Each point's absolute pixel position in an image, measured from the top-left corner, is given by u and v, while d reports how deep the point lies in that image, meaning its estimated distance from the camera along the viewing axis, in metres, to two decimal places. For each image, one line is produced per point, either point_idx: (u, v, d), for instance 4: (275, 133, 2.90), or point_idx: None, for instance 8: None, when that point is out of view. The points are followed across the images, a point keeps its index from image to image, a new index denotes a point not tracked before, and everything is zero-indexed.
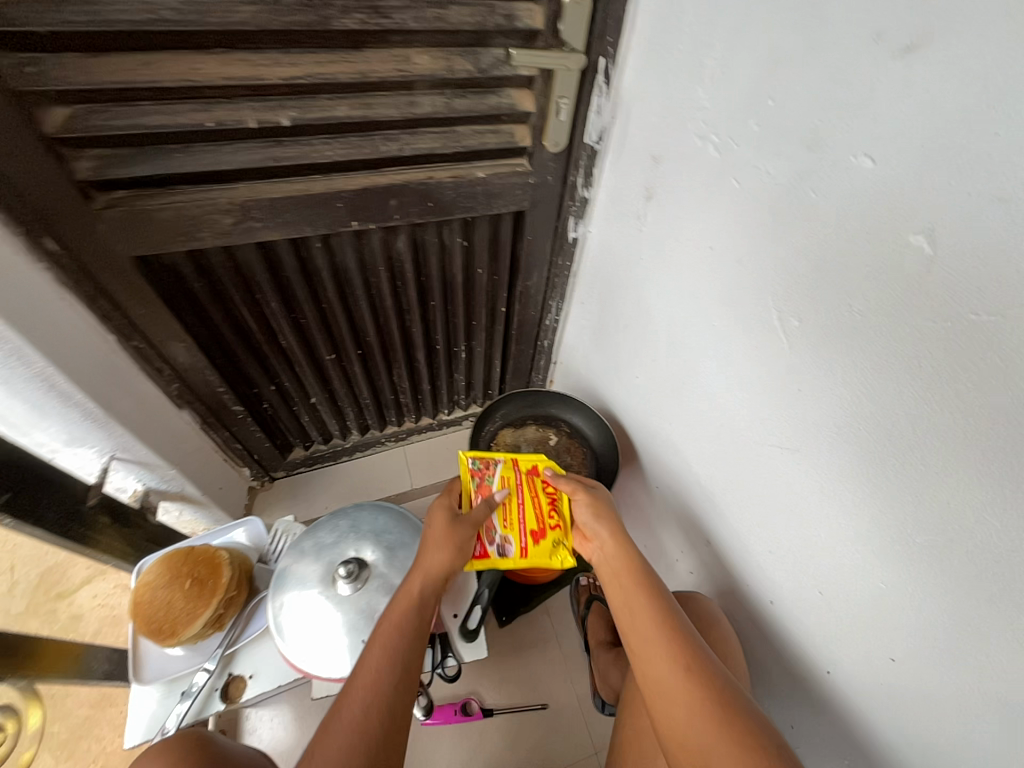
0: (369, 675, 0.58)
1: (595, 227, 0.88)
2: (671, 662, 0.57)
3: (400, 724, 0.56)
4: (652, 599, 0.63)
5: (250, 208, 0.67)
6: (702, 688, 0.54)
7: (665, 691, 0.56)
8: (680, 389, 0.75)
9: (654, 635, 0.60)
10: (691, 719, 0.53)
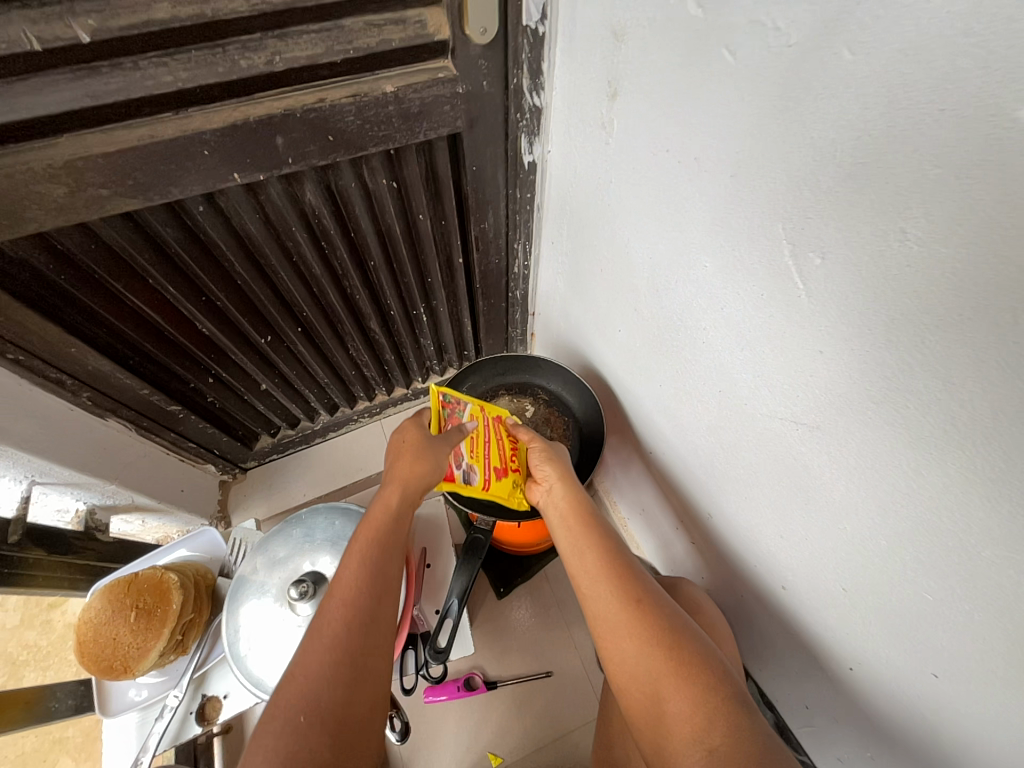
0: (349, 587, 0.53)
1: (555, 146, 0.70)
2: (616, 590, 0.54)
3: (383, 638, 0.52)
4: (596, 535, 0.60)
5: (83, 171, 0.50)
6: (645, 618, 0.51)
7: (607, 621, 0.53)
8: (667, 344, 0.62)
9: (600, 566, 0.57)
10: (633, 650, 0.50)
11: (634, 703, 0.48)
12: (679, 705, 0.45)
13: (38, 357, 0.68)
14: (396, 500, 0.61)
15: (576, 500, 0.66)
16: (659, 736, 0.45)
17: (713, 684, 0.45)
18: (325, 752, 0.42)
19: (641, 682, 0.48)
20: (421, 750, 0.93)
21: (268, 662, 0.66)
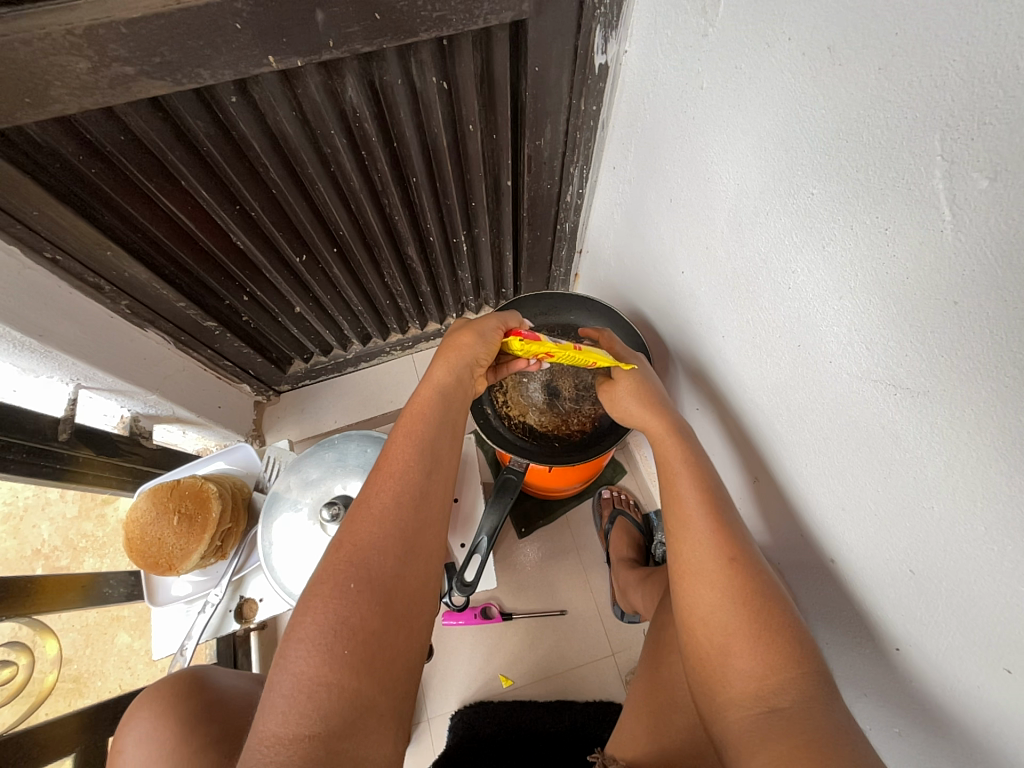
0: (395, 473, 0.52)
1: (635, 44, 0.59)
2: (709, 541, 0.50)
3: (430, 516, 0.52)
4: (692, 472, 0.55)
5: (105, 42, 0.44)
6: (735, 574, 0.48)
7: (693, 566, 0.50)
8: (742, 289, 0.54)
9: (692, 505, 0.53)
10: (715, 599, 0.48)
11: (698, 644, 0.48)
12: (747, 666, 0.44)
13: (77, 257, 0.66)
14: (444, 394, 0.59)
15: (661, 408, 0.61)
16: (714, 684, 0.46)
17: (795, 658, 0.44)
18: (371, 614, 0.45)
19: (713, 630, 0.47)
20: (436, 664, 0.99)
21: (301, 576, 0.69)
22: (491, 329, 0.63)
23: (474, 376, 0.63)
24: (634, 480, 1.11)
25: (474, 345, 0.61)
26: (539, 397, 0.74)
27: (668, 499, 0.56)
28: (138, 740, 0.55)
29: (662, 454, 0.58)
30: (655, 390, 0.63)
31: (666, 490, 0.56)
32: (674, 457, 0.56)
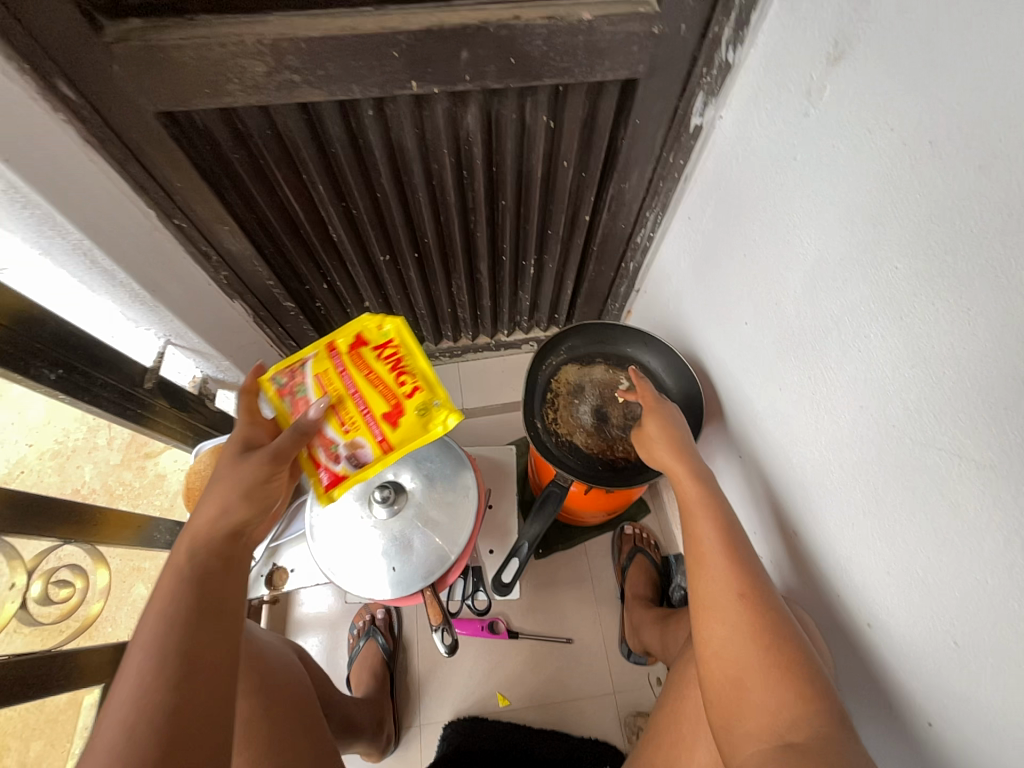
0: (132, 692, 0.36)
1: (732, 112, 0.64)
2: (723, 576, 0.52)
3: (196, 728, 0.37)
4: (710, 512, 0.56)
5: (284, 53, 0.52)
6: (752, 611, 0.49)
7: (709, 601, 0.51)
8: (807, 347, 0.57)
9: (712, 544, 0.54)
10: (729, 632, 0.49)
11: (713, 677, 0.49)
12: (763, 699, 0.45)
13: (198, 227, 0.74)
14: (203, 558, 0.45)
15: (681, 449, 0.62)
16: (730, 716, 0.46)
17: (810, 695, 0.44)
18: None
19: (727, 663, 0.48)
20: (436, 670, 0.99)
21: (337, 556, 0.69)
22: (256, 471, 0.51)
23: (246, 530, 0.49)
24: (657, 521, 1.11)
25: (232, 499, 0.49)
26: (587, 419, 0.77)
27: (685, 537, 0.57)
28: None
29: (681, 497, 0.59)
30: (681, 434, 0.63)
31: (686, 526, 0.58)
32: (693, 498, 0.58)
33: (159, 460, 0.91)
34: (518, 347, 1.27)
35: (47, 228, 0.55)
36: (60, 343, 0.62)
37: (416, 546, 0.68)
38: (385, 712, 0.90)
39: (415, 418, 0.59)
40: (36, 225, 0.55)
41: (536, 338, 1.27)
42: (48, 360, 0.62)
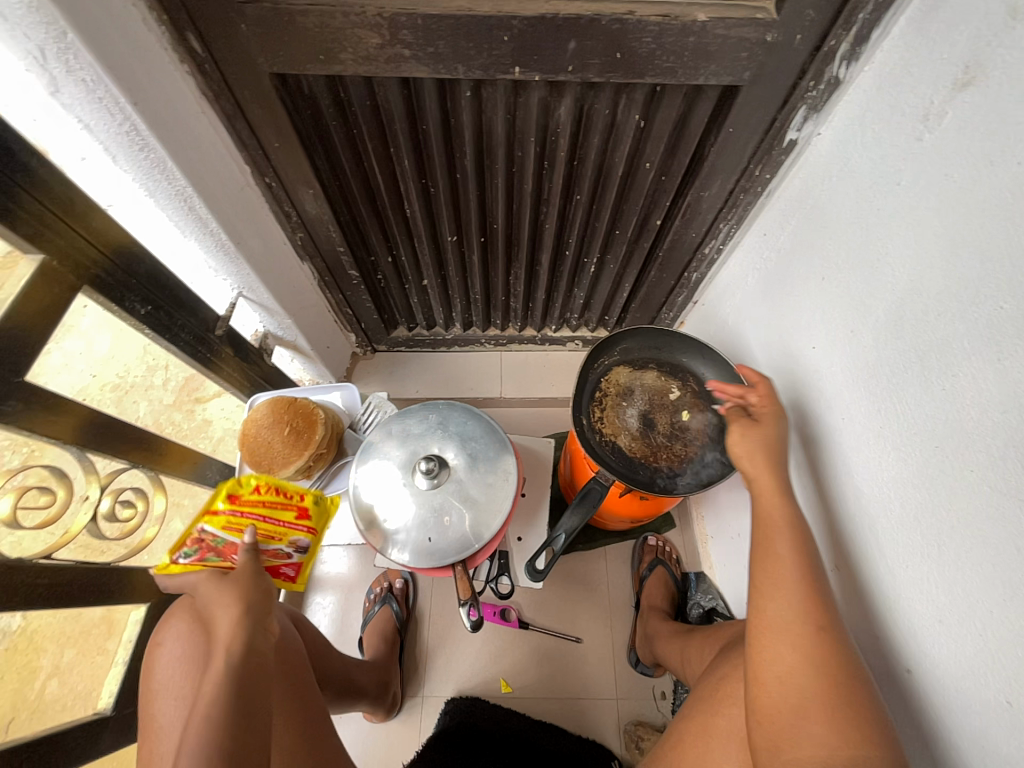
0: None
1: (833, 130, 0.62)
2: (800, 604, 0.50)
3: None
4: (794, 538, 0.54)
5: (400, 26, 0.54)
6: (821, 642, 0.48)
7: (775, 623, 0.50)
8: (881, 379, 0.55)
9: (789, 567, 0.52)
10: (794, 659, 0.48)
11: (767, 699, 0.48)
12: (822, 732, 0.45)
13: (284, 188, 0.77)
14: (211, 720, 0.43)
15: (777, 467, 0.60)
16: (782, 739, 0.46)
17: (873, 740, 0.44)
18: None
19: (789, 690, 0.47)
20: (444, 645, 1.01)
21: (373, 519, 0.71)
22: (257, 576, 0.54)
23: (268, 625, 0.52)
24: (681, 536, 1.10)
25: (252, 597, 0.52)
26: (633, 423, 0.77)
27: (760, 554, 0.55)
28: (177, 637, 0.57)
29: (765, 514, 0.57)
30: (777, 449, 0.61)
31: (762, 545, 0.56)
32: (775, 517, 0.56)
33: (208, 407, 0.93)
34: (563, 344, 1.27)
35: (156, 174, 0.58)
36: (151, 283, 0.66)
37: (454, 520, 0.70)
38: (391, 676, 0.92)
39: (319, 509, 0.71)
40: (147, 169, 0.57)
41: (582, 337, 1.27)
42: (140, 296, 0.65)
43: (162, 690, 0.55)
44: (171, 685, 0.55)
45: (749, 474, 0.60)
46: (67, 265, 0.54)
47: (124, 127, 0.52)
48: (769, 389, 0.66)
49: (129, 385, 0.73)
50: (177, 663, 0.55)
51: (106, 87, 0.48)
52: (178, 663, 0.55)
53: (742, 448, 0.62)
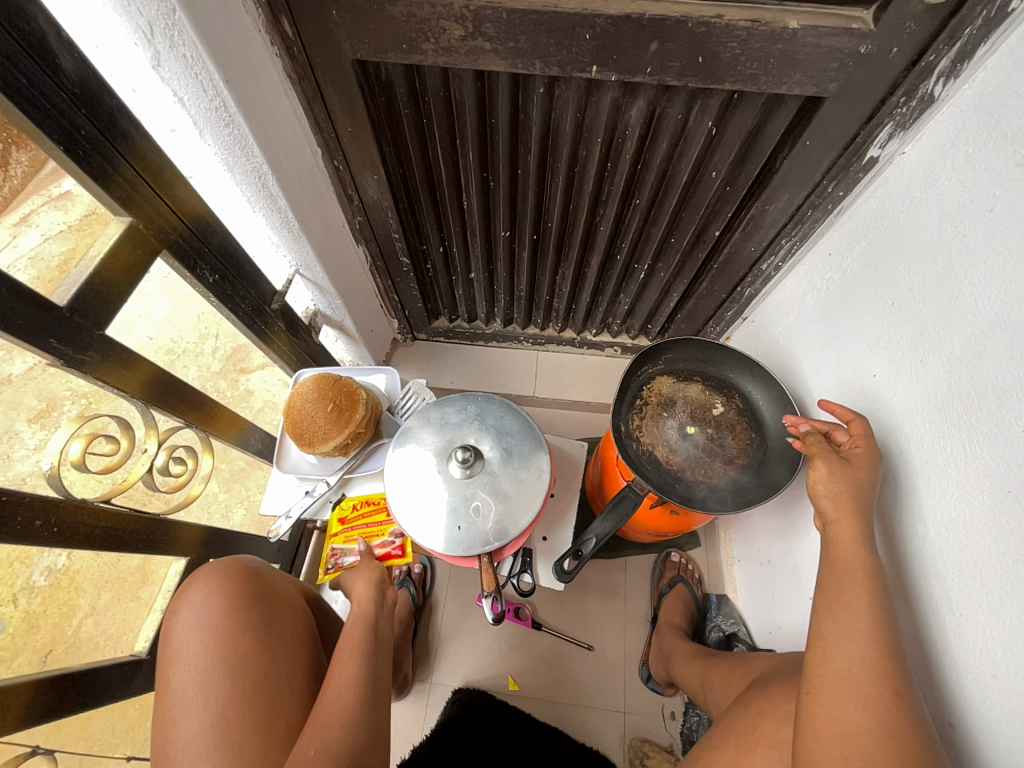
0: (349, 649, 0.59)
1: (919, 149, 0.59)
2: (875, 661, 0.46)
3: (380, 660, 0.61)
4: (871, 587, 0.49)
5: (484, 20, 0.54)
6: (894, 707, 0.44)
7: (842, 675, 0.46)
8: (949, 414, 0.52)
9: (863, 617, 0.48)
10: (866, 720, 0.44)
11: (827, 757, 0.44)
12: None
13: (350, 172, 0.80)
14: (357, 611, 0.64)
15: (861, 509, 0.54)
16: None
17: None
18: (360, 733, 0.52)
19: (855, 753, 0.43)
20: (456, 635, 1.02)
21: (405, 502, 0.72)
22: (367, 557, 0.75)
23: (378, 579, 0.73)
24: (705, 556, 1.07)
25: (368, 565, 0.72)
26: (673, 435, 0.75)
27: (827, 597, 0.51)
28: (201, 604, 0.56)
29: (840, 555, 0.52)
30: (867, 496, 0.54)
31: (830, 586, 0.51)
32: (854, 564, 0.51)
33: (251, 378, 0.94)
34: (601, 349, 1.26)
35: (237, 150, 0.61)
36: (220, 253, 0.69)
37: (483, 511, 0.70)
38: (402, 658, 0.93)
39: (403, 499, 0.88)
40: (230, 144, 0.60)
41: (621, 344, 1.26)
42: (210, 265, 0.68)
43: (177, 657, 0.53)
44: (188, 652, 0.53)
45: (828, 515, 0.54)
46: (150, 228, 0.57)
47: (214, 103, 0.55)
48: (864, 424, 0.57)
49: (182, 350, 0.73)
50: (196, 632, 0.54)
51: (203, 63, 0.51)
52: (198, 632, 0.54)
53: (825, 488, 0.55)
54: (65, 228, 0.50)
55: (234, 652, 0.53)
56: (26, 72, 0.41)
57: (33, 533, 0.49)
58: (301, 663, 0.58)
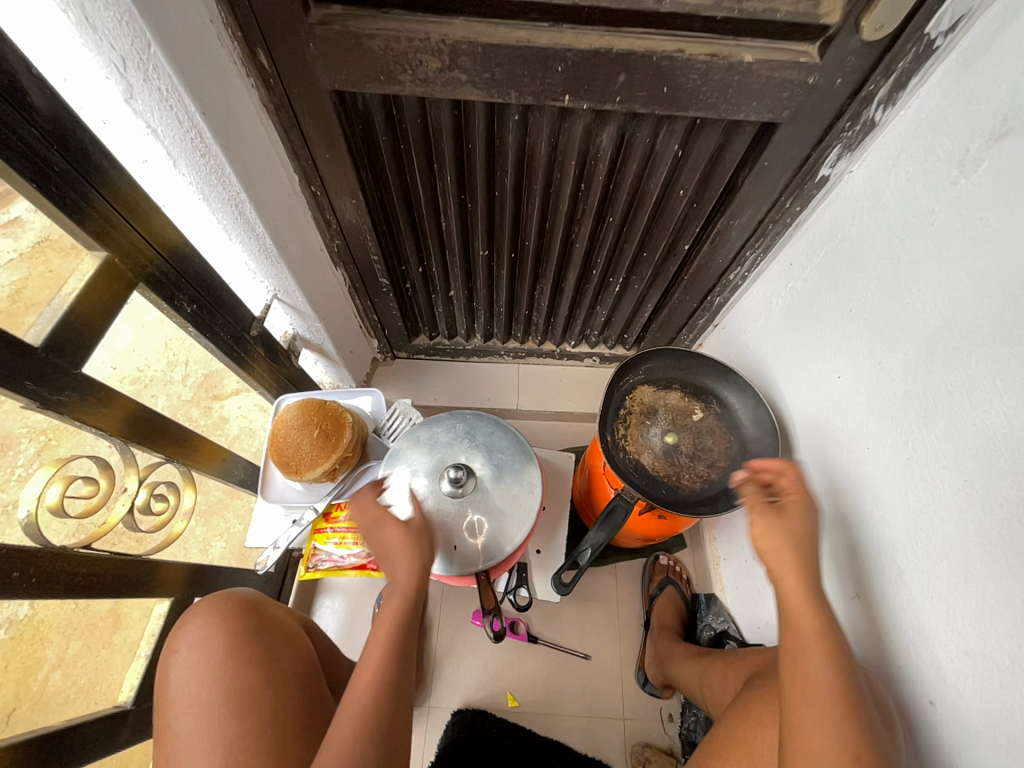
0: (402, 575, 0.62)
1: (865, 169, 0.64)
2: (838, 732, 0.47)
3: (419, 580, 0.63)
4: (829, 653, 0.51)
5: (460, 54, 0.57)
6: None
7: (811, 747, 0.47)
8: (907, 412, 0.57)
9: (824, 687, 0.49)
10: None
11: None
12: None
13: (326, 196, 0.80)
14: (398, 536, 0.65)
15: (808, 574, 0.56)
16: None
17: None
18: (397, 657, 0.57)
19: None
20: (452, 655, 1.01)
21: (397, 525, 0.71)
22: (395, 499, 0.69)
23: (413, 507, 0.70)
24: (691, 557, 1.10)
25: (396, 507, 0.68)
26: (657, 443, 0.78)
27: (789, 666, 0.53)
28: (199, 642, 0.54)
29: (795, 620, 0.54)
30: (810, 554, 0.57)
31: (792, 655, 0.53)
32: (808, 628, 0.53)
33: (225, 404, 0.92)
34: (580, 360, 1.29)
35: (213, 179, 0.60)
36: (197, 283, 0.67)
37: (478, 528, 0.70)
38: None
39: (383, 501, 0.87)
40: (205, 174, 0.59)
41: (600, 354, 1.29)
42: (188, 295, 0.67)
43: (176, 701, 0.51)
44: (188, 696, 0.51)
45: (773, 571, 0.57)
46: (127, 262, 0.56)
47: (189, 134, 0.54)
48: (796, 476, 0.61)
49: (149, 378, 0.71)
50: (195, 671, 0.52)
51: (179, 97, 0.51)
52: (197, 671, 0.52)
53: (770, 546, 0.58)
54: (16, 255, 0.48)
55: (236, 687, 0.51)
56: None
57: (12, 586, 0.47)
58: (300, 683, 0.55)
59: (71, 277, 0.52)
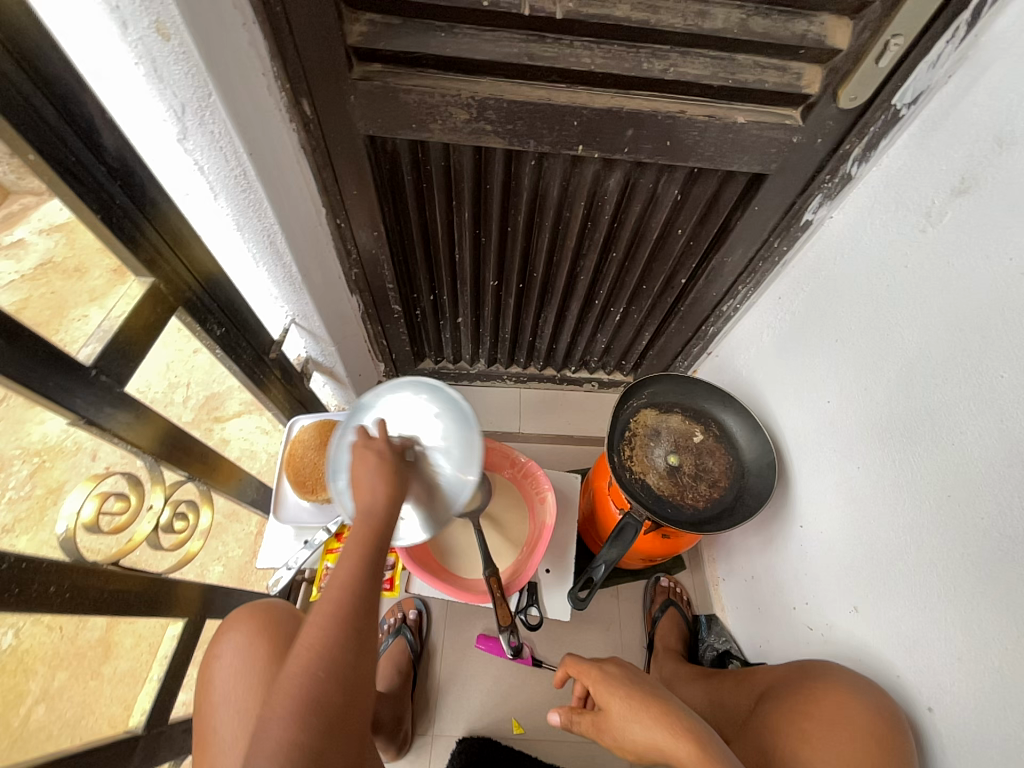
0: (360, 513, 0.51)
1: (844, 215, 0.72)
2: None
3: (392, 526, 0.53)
4: None
5: (488, 108, 0.63)
6: None
7: None
8: (893, 434, 0.62)
9: None
10: None
11: None
12: None
13: (348, 228, 0.85)
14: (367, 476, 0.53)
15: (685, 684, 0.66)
16: None
17: None
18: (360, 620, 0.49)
19: None
20: (456, 681, 1.00)
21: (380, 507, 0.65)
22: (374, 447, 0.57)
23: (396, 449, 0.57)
24: (691, 578, 1.13)
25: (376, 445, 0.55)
26: (660, 463, 0.82)
27: None
28: (241, 648, 0.55)
29: None
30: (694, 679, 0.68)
31: None
32: None
33: (227, 426, 0.87)
34: (580, 385, 1.34)
35: (250, 212, 0.64)
36: (226, 307, 0.71)
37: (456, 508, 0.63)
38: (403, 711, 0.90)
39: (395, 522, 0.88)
40: (244, 207, 0.63)
41: (599, 380, 1.34)
42: (217, 318, 0.70)
43: (219, 704, 0.52)
44: (231, 698, 0.52)
45: None
46: (170, 288, 0.59)
47: (235, 172, 0.58)
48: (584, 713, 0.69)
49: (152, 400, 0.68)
50: (239, 673, 0.54)
51: (231, 141, 0.55)
52: (241, 674, 0.54)
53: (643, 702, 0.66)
54: (16, 277, 0.45)
55: None
56: (74, 150, 0.44)
57: (46, 600, 0.49)
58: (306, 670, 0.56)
59: (119, 301, 0.55)
